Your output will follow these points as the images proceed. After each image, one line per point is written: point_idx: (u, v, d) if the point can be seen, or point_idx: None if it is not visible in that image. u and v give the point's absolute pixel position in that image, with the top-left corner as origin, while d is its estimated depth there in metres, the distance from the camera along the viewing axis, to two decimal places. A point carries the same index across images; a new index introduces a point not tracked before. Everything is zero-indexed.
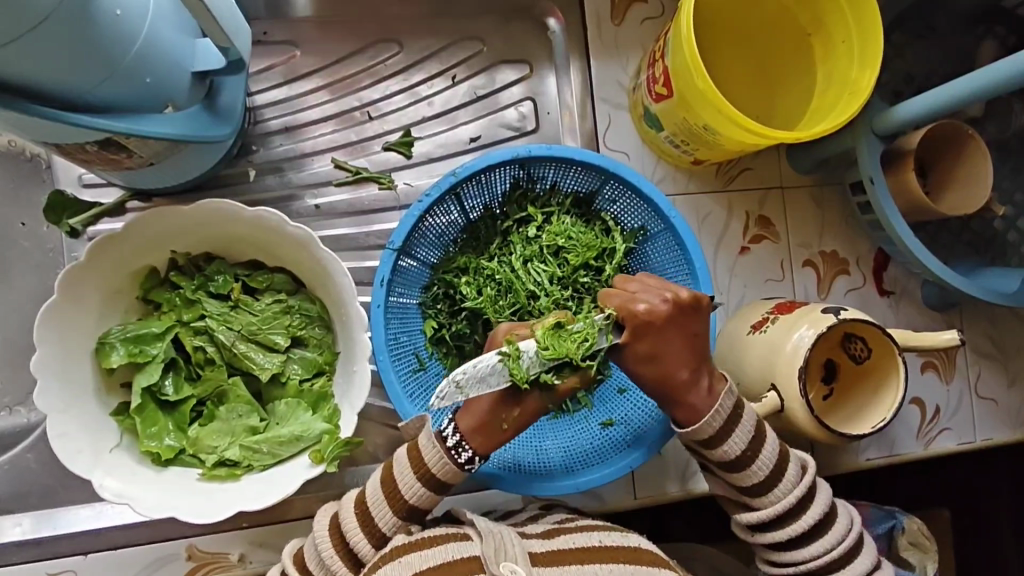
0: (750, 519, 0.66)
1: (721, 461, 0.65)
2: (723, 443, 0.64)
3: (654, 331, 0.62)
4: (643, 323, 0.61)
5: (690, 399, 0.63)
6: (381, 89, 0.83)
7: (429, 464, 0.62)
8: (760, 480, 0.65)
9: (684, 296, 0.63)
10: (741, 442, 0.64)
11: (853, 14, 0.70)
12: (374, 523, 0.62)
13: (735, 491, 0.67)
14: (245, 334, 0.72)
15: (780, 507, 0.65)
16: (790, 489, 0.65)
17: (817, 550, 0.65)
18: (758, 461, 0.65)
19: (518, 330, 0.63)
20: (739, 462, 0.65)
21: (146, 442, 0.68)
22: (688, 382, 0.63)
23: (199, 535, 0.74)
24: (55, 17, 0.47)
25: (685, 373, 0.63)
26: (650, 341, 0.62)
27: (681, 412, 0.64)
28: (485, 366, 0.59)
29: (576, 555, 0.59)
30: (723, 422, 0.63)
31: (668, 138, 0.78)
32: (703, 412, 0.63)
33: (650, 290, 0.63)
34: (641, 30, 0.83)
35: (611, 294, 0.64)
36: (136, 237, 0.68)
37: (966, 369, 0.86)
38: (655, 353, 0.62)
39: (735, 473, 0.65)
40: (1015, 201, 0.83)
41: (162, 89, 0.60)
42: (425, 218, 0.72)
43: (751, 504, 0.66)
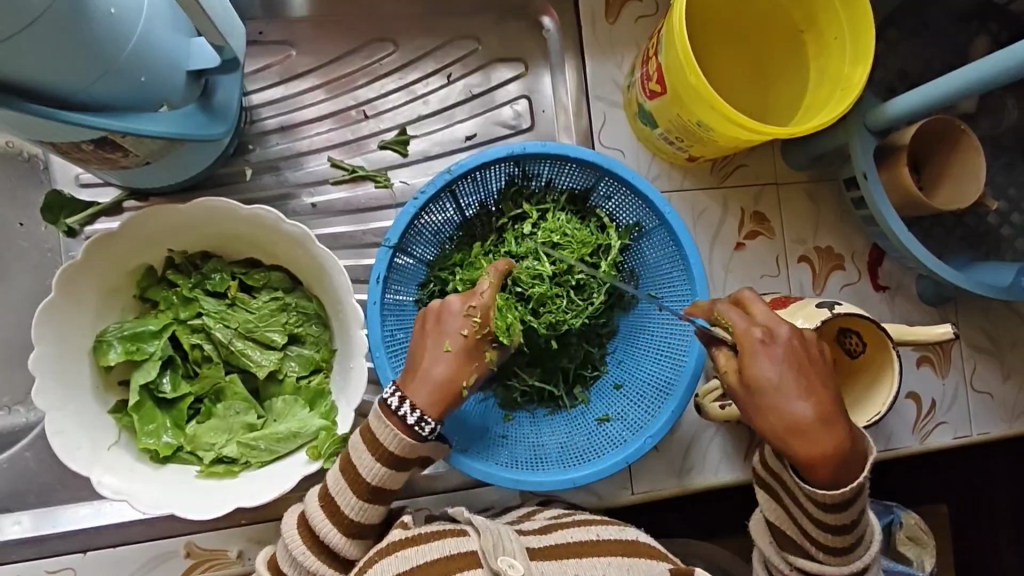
0: (810, 567, 0.63)
1: (827, 519, 0.61)
2: (841, 507, 0.61)
3: (777, 362, 0.60)
4: (761, 346, 0.61)
5: (819, 450, 0.59)
6: (378, 87, 0.83)
7: (385, 443, 0.62)
8: (851, 544, 0.62)
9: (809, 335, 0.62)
10: (856, 510, 0.61)
11: (845, 10, 0.70)
12: (340, 511, 0.62)
13: (808, 540, 0.63)
14: (242, 331, 0.73)
15: (851, 570, 0.63)
16: (863, 556, 0.63)
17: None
18: (856, 529, 0.62)
19: (472, 304, 0.66)
20: (843, 524, 0.61)
21: (144, 439, 0.69)
22: (820, 424, 0.59)
23: (197, 533, 0.74)
24: (49, 14, 0.47)
25: (815, 420, 0.59)
26: (774, 373, 0.60)
27: (811, 467, 0.60)
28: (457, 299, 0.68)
29: (574, 551, 0.60)
30: (849, 491, 0.60)
31: (663, 135, 0.79)
32: (839, 467, 0.60)
33: (772, 320, 0.62)
34: (635, 28, 0.84)
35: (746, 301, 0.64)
36: (133, 235, 0.69)
37: (961, 363, 0.87)
38: (776, 390, 0.60)
39: (834, 533, 0.62)
40: (1009, 195, 0.84)
41: (157, 88, 0.60)
42: (421, 216, 0.72)
43: (813, 556, 0.63)
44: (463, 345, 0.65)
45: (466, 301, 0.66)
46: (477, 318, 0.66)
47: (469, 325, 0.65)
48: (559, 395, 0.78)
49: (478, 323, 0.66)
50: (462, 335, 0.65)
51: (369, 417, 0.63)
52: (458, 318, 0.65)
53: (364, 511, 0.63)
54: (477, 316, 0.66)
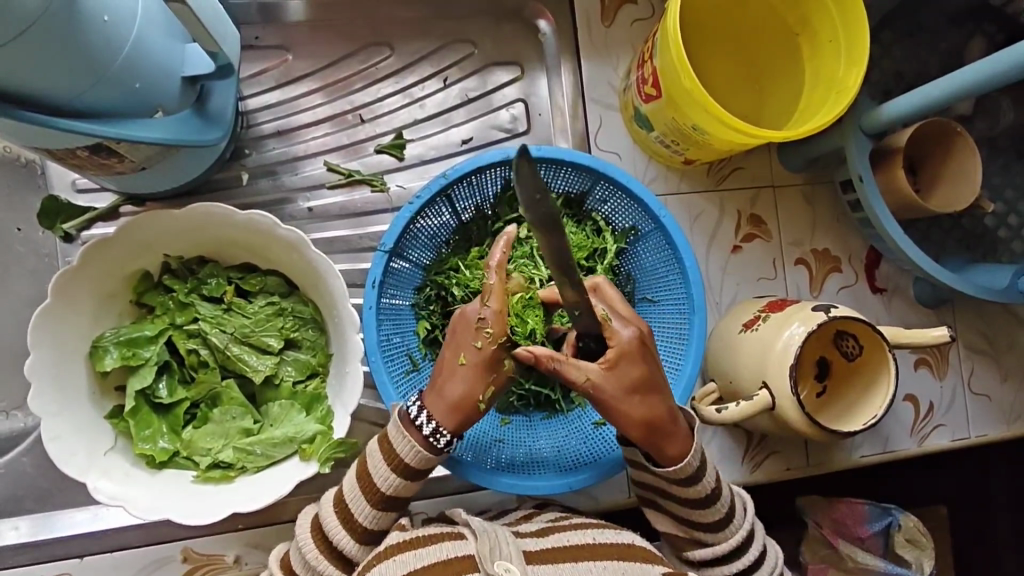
0: (704, 555, 0.66)
1: (693, 499, 0.65)
2: (699, 481, 0.64)
3: (643, 358, 0.62)
4: (638, 344, 0.61)
5: (672, 434, 0.63)
6: (374, 91, 0.83)
7: (401, 454, 0.62)
8: (721, 517, 0.66)
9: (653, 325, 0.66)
10: (711, 481, 0.65)
11: (840, 14, 0.70)
12: (355, 518, 0.62)
13: (691, 529, 0.67)
14: (238, 336, 0.73)
15: (736, 541, 0.66)
16: (740, 525, 0.67)
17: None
18: (721, 500, 0.66)
19: (484, 312, 0.63)
20: (707, 500, 0.65)
21: (140, 445, 0.69)
22: (670, 418, 0.63)
23: (194, 538, 0.74)
24: (44, 21, 0.47)
25: (670, 409, 0.63)
26: (637, 371, 0.61)
27: (664, 450, 0.63)
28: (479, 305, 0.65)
29: (570, 553, 0.59)
30: (700, 463, 0.64)
31: (659, 138, 0.79)
32: (686, 452, 0.64)
33: (631, 312, 0.64)
34: (632, 31, 0.84)
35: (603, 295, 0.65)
36: (129, 240, 0.69)
37: (959, 365, 0.87)
38: (645, 385, 0.61)
39: (701, 510, 0.65)
40: (1005, 197, 0.84)
41: (152, 93, 0.60)
42: (417, 220, 0.72)
43: (703, 541, 0.67)
44: (476, 357, 0.62)
45: (475, 310, 0.63)
46: (489, 331, 0.62)
47: (481, 337, 0.62)
48: (556, 399, 0.77)
49: (490, 336, 0.62)
50: (475, 348, 0.62)
51: (387, 426, 0.63)
52: (469, 329, 0.63)
53: (378, 519, 0.63)
54: (489, 330, 0.62)
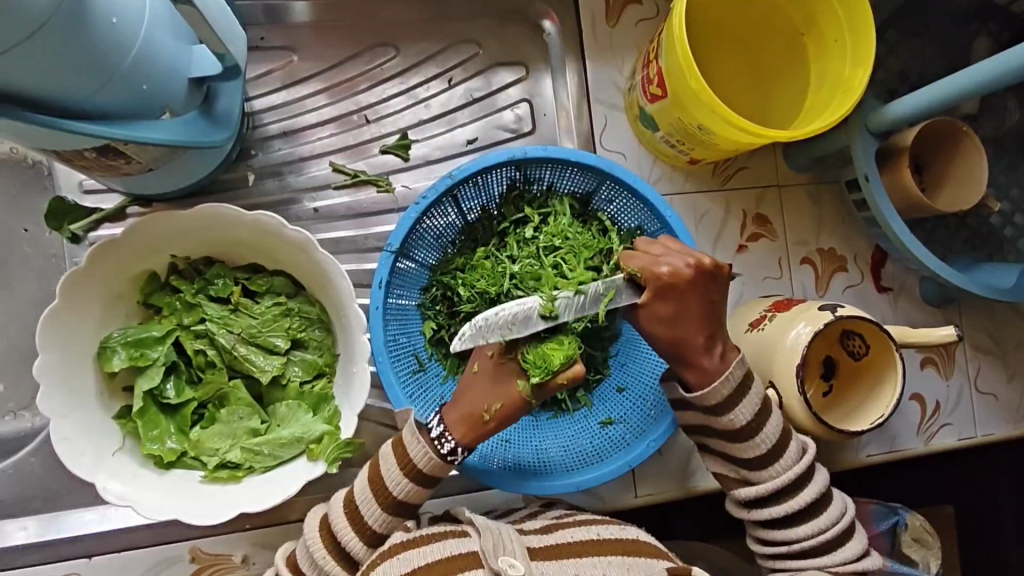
0: (749, 495, 0.67)
1: (726, 431, 0.66)
2: (730, 411, 0.65)
3: (675, 294, 0.63)
4: (667, 286, 0.62)
5: (701, 361, 0.65)
6: (379, 92, 0.83)
7: (414, 459, 0.62)
8: (762, 455, 0.66)
9: (707, 261, 0.63)
10: (747, 413, 0.65)
11: (846, 13, 0.70)
12: (365, 523, 0.62)
13: (737, 466, 0.67)
14: (245, 337, 0.73)
15: (781, 482, 0.66)
16: (790, 466, 0.66)
17: (810, 530, 0.66)
18: (762, 433, 0.65)
19: (496, 326, 0.64)
20: (743, 433, 0.66)
21: (148, 445, 0.69)
22: (703, 346, 0.64)
23: (202, 538, 0.75)
24: (52, 24, 0.47)
25: (701, 339, 0.64)
26: (671, 304, 0.63)
27: (691, 373, 0.65)
28: (508, 312, 0.60)
29: (574, 549, 0.60)
30: (731, 392, 0.65)
31: (664, 137, 0.79)
32: (715, 376, 0.65)
33: (674, 254, 0.64)
34: (636, 31, 0.84)
35: (633, 255, 0.64)
36: (137, 241, 0.69)
37: (965, 365, 0.87)
38: (676, 317, 0.63)
39: (740, 444, 0.66)
40: (1012, 195, 0.84)
41: (159, 95, 0.60)
42: (423, 220, 0.73)
43: (750, 479, 0.67)
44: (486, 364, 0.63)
45: None
46: (497, 337, 0.63)
47: (491, 344, 0.63)
48: (562, 399, 0.77)
49: (501, 343, 0.63)
50: (486, 356, 0.63)
51: (402, 430, 0.64)
52: (485, 337, 0.64)
53: (387, 522, 0.63)
54: (500, 337, 0.63)
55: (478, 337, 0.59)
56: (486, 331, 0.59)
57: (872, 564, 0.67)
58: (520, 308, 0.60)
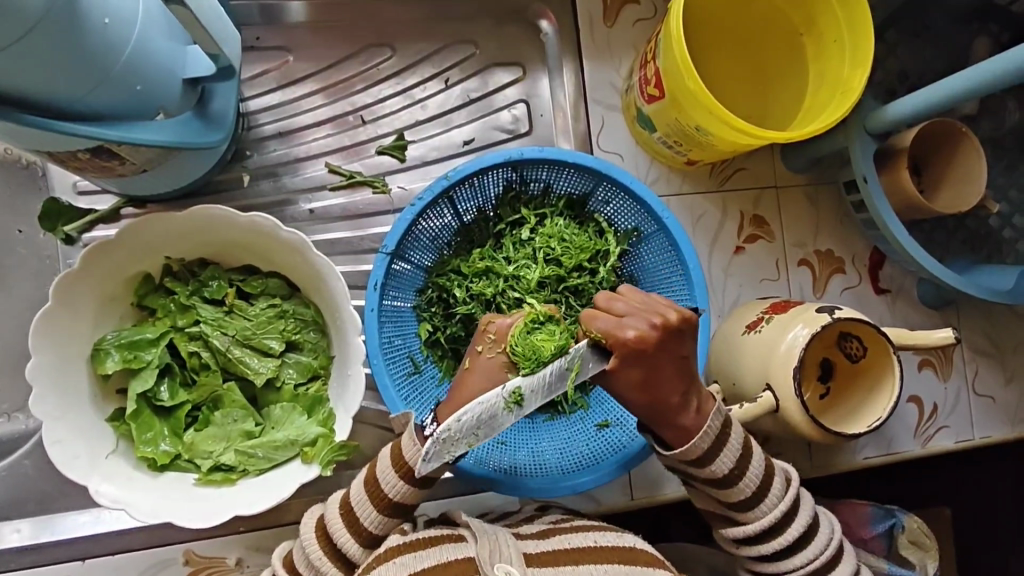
0: (737, 535, 0.66)
1: (710, 479, 0.64)
2: (712, 462, 0.63)
3: (644, 359, 0.59)
4: (635, 351, 0.59)
5: (679, 420, 0.62)
6: (375, 92, 0.83)
7: (409, 459, 0.61)
8: (747, 497, 0.65)
9: (673, 318, 0.60)
10: (729, 461, 0.64)
11: (844, 14, 0.70)
12: (360, 523, 0.62)
13: (723, 509, 0.67)
14: (239, 339, 0.72)
15: (768, 521, 0.65)
16: (776, 504, 0.66)
17: (800, 561, 0.66)
18: (746, 477, 0.65)
19: (495, 322, 0.65)
20: (727, 481, 0.64)
21: (142, 447, 0.69)
22: (679, 405, 0.61)
23: (196, 541, 0.74)
24: (44, 26, 0.47)
25: (677, 398, 0.61)
26: (640, 370, 0.59)
27: (670, 433, 0.62)
28: (468, 418, 0.59)
29: (572, 556, 0.59)
30: (711, 444, 0.63)
31: (662, 139, 0.78)
32: (694, 433, 0.62)
33: (638, 313, 0.60)
34: (634, 31, 0.84)
35: (596, 314, 0.61)
36: (130, 243, 0.69)
37: (964, 367, 0.86)
38: (647, 382, 0.60)
39: (725, 490, 0.65)
40: (1011, 197, 0.83)
41: (153, 97, 0.60)
42: (419, 221, 0.72)
43: (737, 520, 0.66)
44: (478, 360, 0.63)
45: (490, 320, 0.65)
46: (490, 335, 0.64)
47: (483, 341, 0.64)
48: (558, 401, 0.76)
49: (492, 339, 0.63)
50: (477, 353, 0.63)
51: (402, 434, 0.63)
52: (477, 336, 0.65)
53: (384, 524, 0.63)
54: (491, 333, 0.64)
55: (441, 452, 0.59)
56: (448, 445, 0.59)
57: None
58: (480, 409, 0.59)
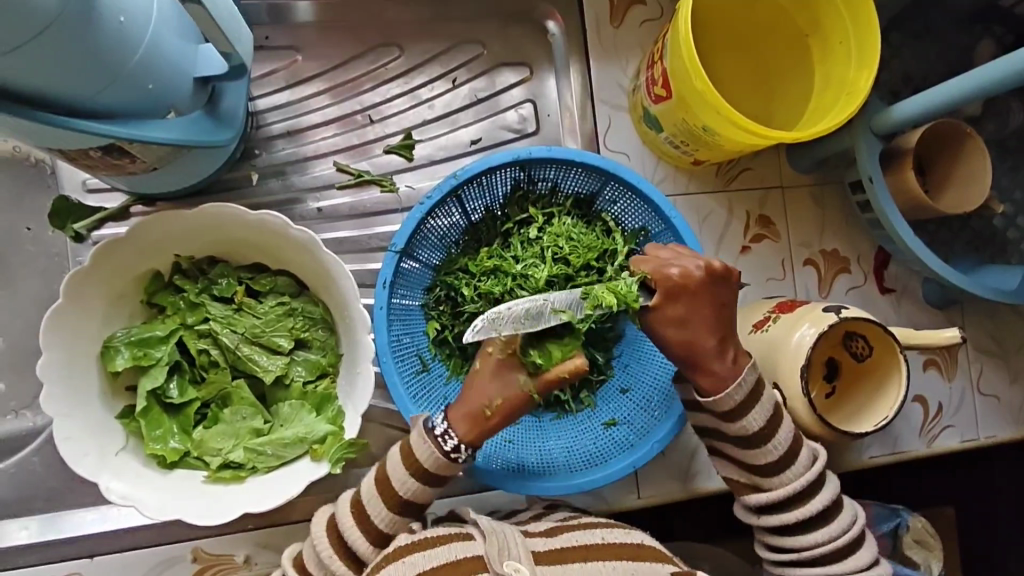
0: (759, 501, 0.66)
1: (737, 435, 0.66)
2: (742, 418, 0.65)
3: (687, 296, 0.63)
4: (679, 287, 0.63)
5: (714, 366, 0.64)
6: (382, 92, 0.83)
7: (420, 458, 0.62)
8: (775, 461, 0.66)
9: (718, 266, 0.64)
10: (759, 419, 0.65)
11: (851, 16, 0.70)
12: (370, 522, 0.62)
13: (750, 474, 0.67)
14: (249, 337, 0.72)
15: (793, 489, 0.65)
16: (802, 472, 0.66)
17: (820, 538, 0.65)
18: (774, 440, 0.65)
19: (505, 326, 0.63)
20: (754, 440, 0.65)
21: (152, 444, 0.69)
22: (716, 350, 0.64)
23: (204, 538, 0.75)
24: (59, 25, 0.47)
25: (713, 342, 0.64)
26: (682, 307, 0.63)
27: (704, 379, 0.64)
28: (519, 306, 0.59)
29: (578, 553, 0.59)
30: (745, 396, 0.64)
31: (668, 138, 0.79)
32: (728, 382, 0.64)
33: (683, 258, 0.64)
34: (641, 32, 0.84)
35: (643, 260, 0.65)
36: (139, 241, 0.69)
37: (968, 366, 0.87)
38: (685, 320, 0.63)
39: (751, 450, 0.66)
40: (1015, 198, 0.83)
41: (165, 95, 0.60)
42: (427, 220, 0.72)
43: (760, 486, 0.67)
44: (489, 362, 0.62)
45: None
46: None
47: (495, 341, 0.62)
48: (565, 400, 0.77)
49: (502, 338, 0.62)
50: (488, 353, 0.62)
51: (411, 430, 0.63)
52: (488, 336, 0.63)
53: (393, 523, 0.63)
54: (502, 338, 0.61)
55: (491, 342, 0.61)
56: (498, 323, 0.58)
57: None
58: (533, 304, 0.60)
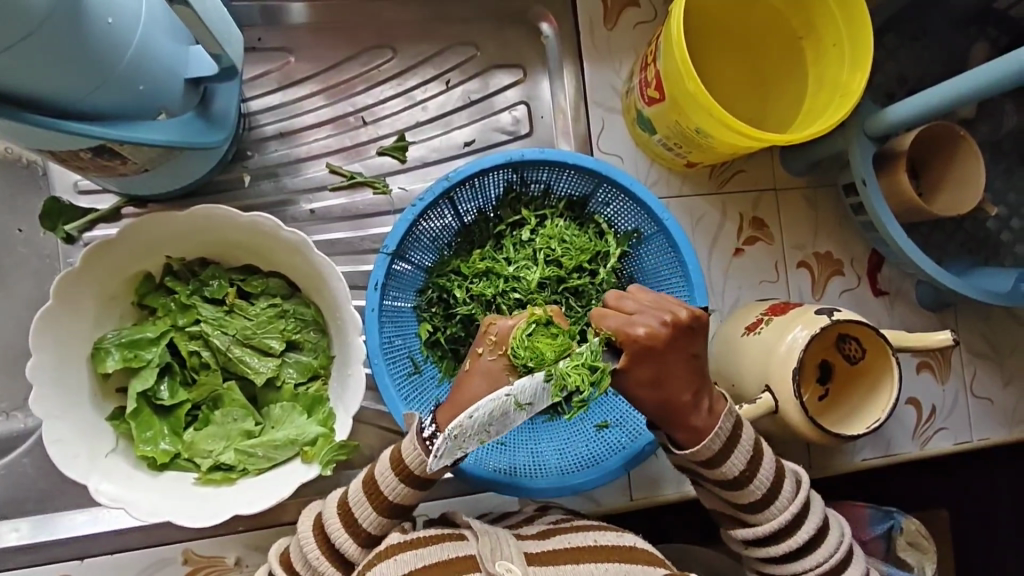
0: (747, 536, 0.66)
1: (719, 478, 0.65)
2: (724, 463, 0.64)
3: (654, 357, 0.59)
4: (644, 347, 0.59)
5: (692, 421, 0.62)
6: (376, 94, 0.83)
7: (409, 463, 0.61)
8: (758, 498, 0.65)
9: (684, 316, 0.60)
10: (740, 462, 0.64)
11: (844, 19, 0.70)
12: (359, 523, 0.62)
13: (733, 510, 0.67)
14: (240, 338, 0.72)
15: (780, 522, 0.65)
16: (787, 506, 0.66)
17: (811, 563, 0.66)
18: (757, 479, 0.65)
19: (495, 324, 0.62)
20: (737, 483, 0.65)
21: (142, 446, 0.69)
22: (690, 404, 0.61)
23: (195, 540, 0.74)
24: (47, 26, 0.47)
25: (689, 396, 0.61)
26: (651, 367, 0.60)
27: (681, 433, 0.63)
28: (482, 413, 0.55)
29: (571, 555, 0.59)
30: (723, 444, 0.63)
31: (661, 140, 0.79)
32: (705, 433, 0.63)
33: (648, 311, 0.60)
34: (635, 34, 0.84)
35: (606, 313, 0.60)
36: (131, 242, 0.69)
37: (962, 369, 0.87)
38: (658, 379, 0.60)
39: (732, 491, 0.65)
40: (1008, 200, 0.84)
41: (155, 96, 0.60)
42: (419, 222, 0.72)
43: (746, 521, 0.67)
44: (478, 363, 0.60)
45: (492, 323, 0.63)
46: (492, 337, 0.61)
47: (484, 342, 0.61)
48: (559, 402, 0.73)
49: (492, 341, 0.61)
50: (477, 355, 0.61)
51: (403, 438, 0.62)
52: (479, 337, 0.62)
53: (381, 525, 0.62)
54: (492, 334, 0.61)
55: (455, 448, 0.57)
56: (460, 441, 0.57)
57: None
58: (493, 406, 0.55)
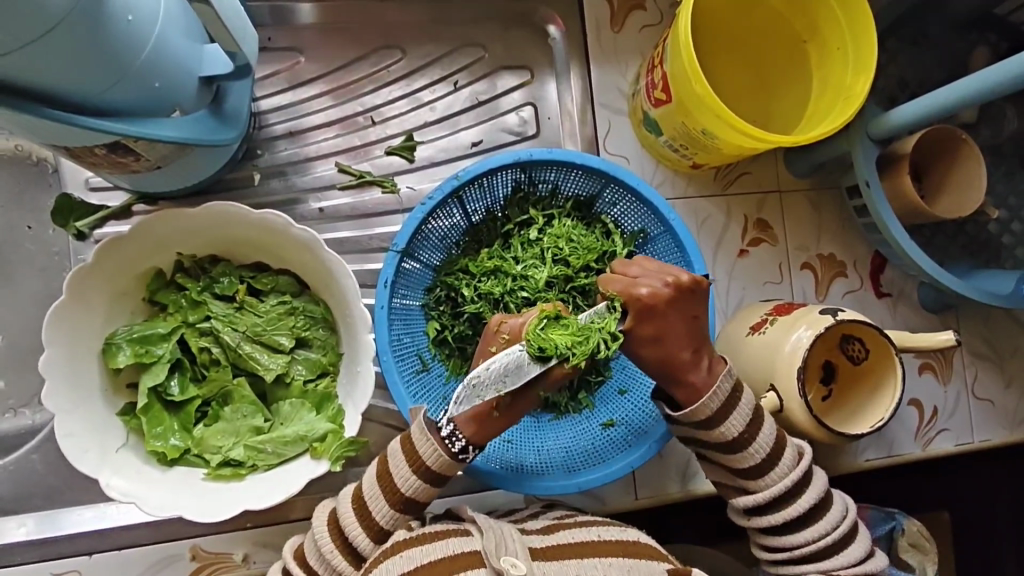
0: (748, 504, 0.67)
1: (718, 442, 0.65)
2: (722, 423, 0.65)
3: (655, 315, 0.62)
4: (647, 306, 0.61)
5: (690, 378, 0.63)
6: (384, 94, 0.84)
7: (424, 457, 0.62)
8: (756, 463, 0.66)
9: (686, 279, 0.63)
10: (739, 423, 0.65)
11: (848, 23, 0.71)
12: (372, 516, 0.62)
13: (734, 477, 0.68)
14: (250, 335, 0.73)
15: (776, 490, 0.66)
16: (786, 473, 0.66)
17: (809, 535, 0.66)
18: (755, 443, 0.65)
19: (505, 322, 0.62)
20: (735, 445, 0.65)
21: (152, 442, 0.69)
22: (690, 362, 0.63)
23: (202, 537, 0.75)
24: (67, 23, 0.48)
25: (689, 353, 0.63)
26: (653, 324, 0.62)
27: (680, 392, 0.64)
28: (498, 367, 0.58)
29: (576, 552, 0.59)
30: (722, 403, 0.64)
31: (667, 142, 0.80)
32: (703, 392, 0.64)
33: (651, 275, 0.63)
34: (640, 36, 0.85)
35: (612, 278, 0.64)
36: (143, 239, 0.69)
37: (963, 371, 0.87)
38: (659, 336, 0.62)
39: (731, 454, 0.66)
40: (1009, 204, 0.85)
41: (171, 94, 0.61)
42: (428, 221, 0.73)
43: (747, 488, 0.67)
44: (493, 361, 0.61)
45: (501, 321, 0.63)
46: (505, 335, 0.61)
47: (497, 341, 0.62)
48: (563, 403, 0.78)
49: (505, 338, 0.61)
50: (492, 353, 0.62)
51: (411, 426, 0.63)
52: (490, 336, 0.63)
53: (395, 521, 0.63)
54: (505, 332, 0.61)
55: (472, 397, 0.59)
56: (479, 390, 0.59)
57: (875, 566, 0.67)
58: (508, 358, 0.58)
